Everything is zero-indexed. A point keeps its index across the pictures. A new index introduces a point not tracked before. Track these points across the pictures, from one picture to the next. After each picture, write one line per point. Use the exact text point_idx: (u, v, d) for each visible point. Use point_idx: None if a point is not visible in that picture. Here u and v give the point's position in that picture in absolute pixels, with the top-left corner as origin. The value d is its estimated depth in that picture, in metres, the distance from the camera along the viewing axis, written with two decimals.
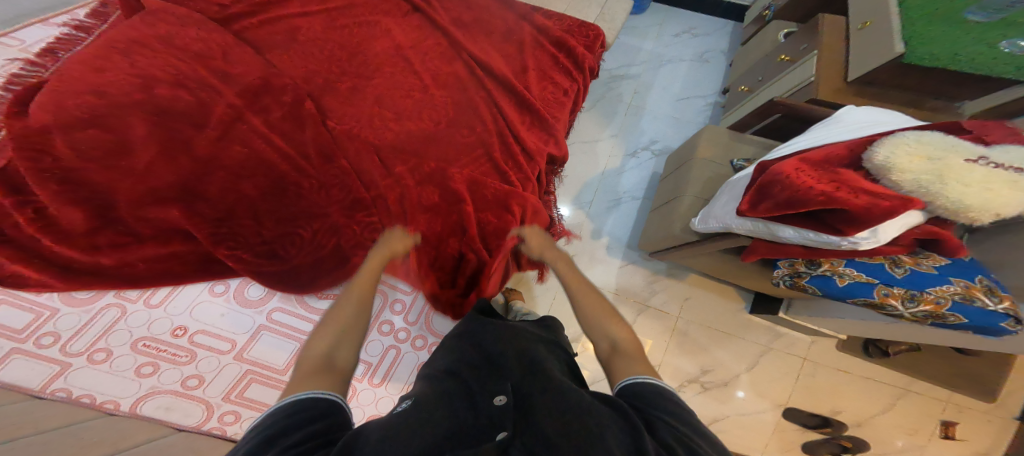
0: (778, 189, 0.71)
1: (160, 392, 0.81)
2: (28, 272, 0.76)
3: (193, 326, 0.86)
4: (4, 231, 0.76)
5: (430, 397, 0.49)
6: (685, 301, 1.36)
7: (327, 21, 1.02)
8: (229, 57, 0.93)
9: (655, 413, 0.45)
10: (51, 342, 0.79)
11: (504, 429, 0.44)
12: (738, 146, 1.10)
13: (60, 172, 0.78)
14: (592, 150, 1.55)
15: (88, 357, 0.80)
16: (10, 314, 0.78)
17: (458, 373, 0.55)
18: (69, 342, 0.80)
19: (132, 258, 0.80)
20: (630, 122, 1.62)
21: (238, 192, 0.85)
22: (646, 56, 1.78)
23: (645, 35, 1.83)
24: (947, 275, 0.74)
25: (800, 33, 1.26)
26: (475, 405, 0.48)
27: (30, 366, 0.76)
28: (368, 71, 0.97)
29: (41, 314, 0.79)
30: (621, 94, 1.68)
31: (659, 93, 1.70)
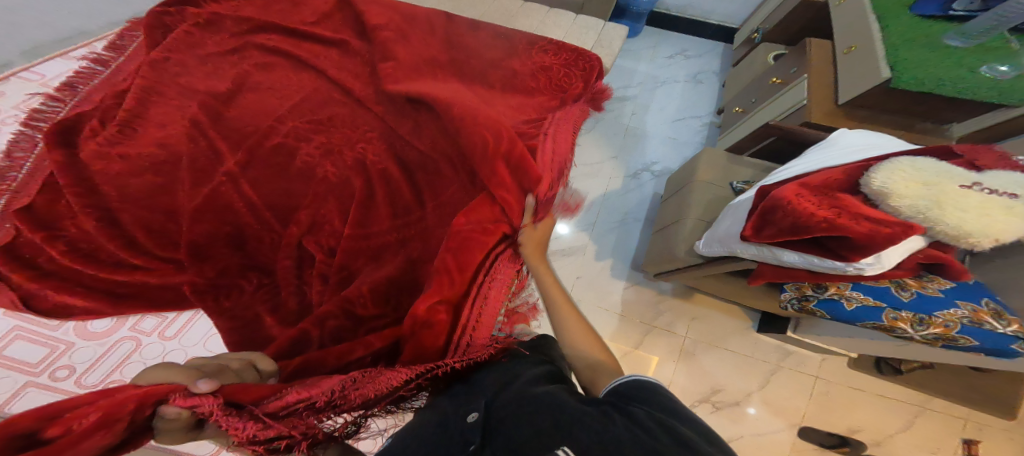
0: (780, 215, 0.73)
1: None
2: (71, 299, 0.80)
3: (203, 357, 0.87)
4: (40, 264, 0.81)
5: (418, 432, 0.58)
6: (691, 322, 1.36)
7: (336, 59, 1.09)
8: (248, 97, 1.00)
9: (636, 403, 0.50)
10: (66, 375, 0.83)
11: (474, 442, 0.52)
12: (736, 168, 1.12)
13: (95, 210, 0.84)
14: (593, 173, 1.58)
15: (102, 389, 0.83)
16: (29, 349, 0.83)
17: (442, 401, 0.64)
18: (83, 374, 0.84)
19: (175, 282, 0.84)
20: (629, 143, 1.65)
21: (245, 221, 0.86)
22: (642, 78, 1.83)
23: (639, 57, 1.89)
24: (952, 298, 0.75)
25: (789, 57, 1.31)
26: (456, 424, 0.56)
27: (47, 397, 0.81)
28: (376, 103, 1.02)
29: (56, 348, 0.85)
30: (618, 116, 1.72)
31: (655, 114, 1.74)
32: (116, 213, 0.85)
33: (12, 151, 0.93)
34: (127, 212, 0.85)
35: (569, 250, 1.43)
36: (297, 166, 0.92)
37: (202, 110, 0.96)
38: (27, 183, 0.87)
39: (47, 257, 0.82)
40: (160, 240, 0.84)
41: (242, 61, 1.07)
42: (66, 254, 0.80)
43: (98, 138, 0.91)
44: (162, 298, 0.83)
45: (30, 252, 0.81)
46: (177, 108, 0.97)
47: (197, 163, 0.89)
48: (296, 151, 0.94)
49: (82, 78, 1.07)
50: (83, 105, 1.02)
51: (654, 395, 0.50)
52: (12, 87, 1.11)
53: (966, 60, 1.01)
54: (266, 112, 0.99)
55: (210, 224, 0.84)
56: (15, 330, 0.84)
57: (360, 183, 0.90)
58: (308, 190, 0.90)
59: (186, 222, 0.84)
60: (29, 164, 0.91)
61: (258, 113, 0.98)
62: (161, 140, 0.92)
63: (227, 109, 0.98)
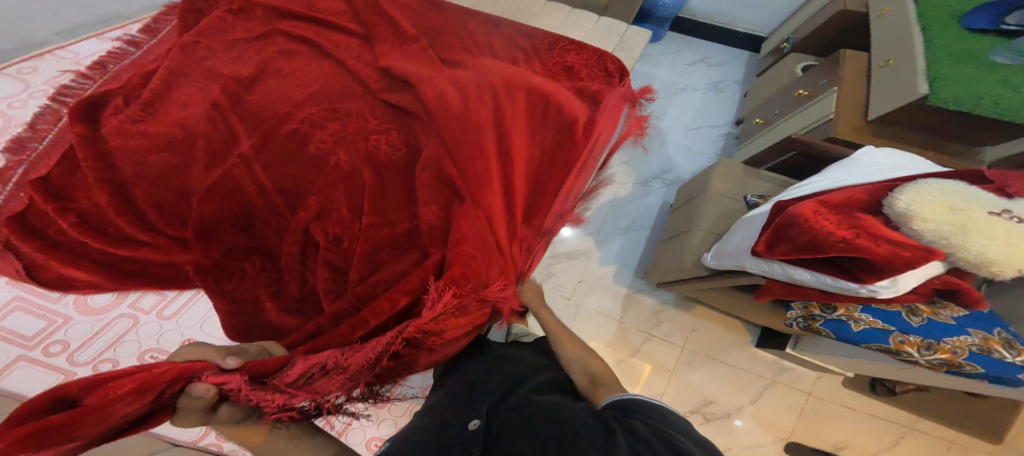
0: (796, 232, 0.70)
1: None
2: (77, 272, 0.82)
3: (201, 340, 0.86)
4: (50, 235, 0.83)
5: (418, 436, 0.57)
6: (691, 333, 1.32)
7: (357, 50, 1.10)
8: (267, 82, 1.02)
9: (637, 416, 0.50)
10: (59, 351, 0.82)
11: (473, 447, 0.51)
12: (751, 181, 1.09)
13: (106, 186, 0.85)
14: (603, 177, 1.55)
15: (92, 367, 0.82)
16: (25, 320, 0.82)
17: (441, 408, 0.63)
18: (77, 351, 0.82)
19: (178, 261, 0.85)
20: (642, 150, 1.62)
21: (252, 205, 0.87)
22: (661, 84, 1.79)
23: (660, 62, 1.86)
24: (964, 326, 0.71)
25: (820, 69, 1.26)
26: (456, 431, 0.55)
27: (36, 373, 0.80)
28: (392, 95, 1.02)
29: (53, 322, 0.83)
30: None
31: (672, 121, 1.70)
32: (127, 189, 0.87)
33: (36, 124, 0.96)
34: (139, 189, 0.87)
35: (574, 254, 1.40)
36: (308, 153, 0.92)
37: (221, 94, 0.97)
38: (44, 155, 0.90)
39: (58, 228, 0.84)
40: (168, 219, 0.86)
41: (267, 48, 1.08)
42: (76, 226, 0.82)
43: (118, 116, 0.93)
44: (164, 277, 0.85)
45: (41, 223, 0.83)
46: (198, 90, 0.98)
47: (213, 144, 0.91)
48: (309, 138, 0.94)
49: (113, 57, 1.10)
50: (110, 83, 1.04)
51: (655, 413, 0.51)
52: (45, 63, 1.12)
53: (1010, 79, 0.96)
54: (284, 98, 1.00)
55: (219, 206, 0.85)
56: (14, 301, 0.83)
57: (368, 172, 0.90)
58: (318, 177, 0.90)
59: (197, 202, 0.85)
60: (50, 138, 0.94)
61: (276, 99, 1.00)
62: (178, 120, 0.93)
63: (247, 93, 1.00)
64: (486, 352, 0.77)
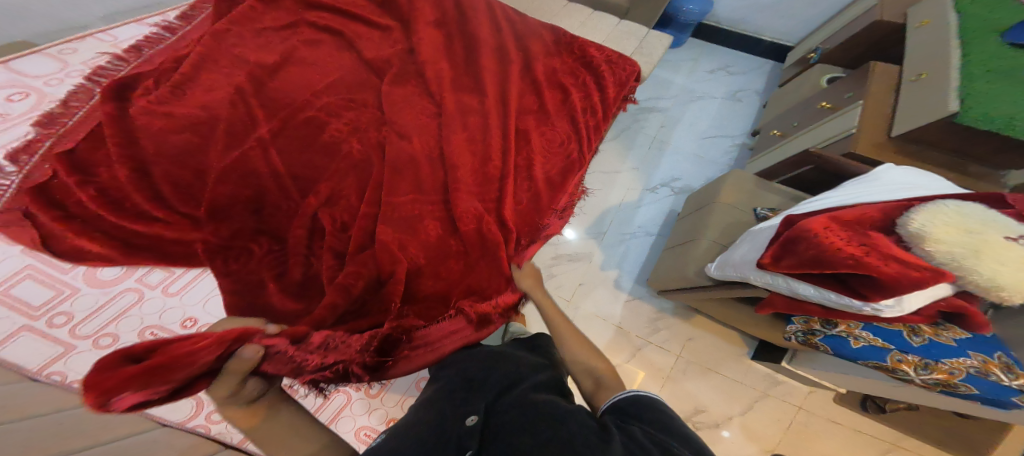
0: (803, 246, 0.68)
1: None
2: (88, 244, 0.84)
3: (202, 319, 0.89)
4: (69, 207, 0.86)
5: (413, 430, 0.57)
6: (687, 342, 1.30)
7: (379, 44, 1.12)
8: (289, 71, 1.04)
9: (637, 423, 0.49)
10: (63, 322, 0.83)
11: (469, 446, 0.50)
12: (761, 193, 1.06)
13: (126, 163, 0.88)
14: (609, 181, 1.54)
15: (92, 341, 0.83)
16: (35, 290, 0.84)
17: (439, 403, 0.62)
18: (79, 324, 0.84)
19: (188, 239, 0.88)
20: (652, 156, 1.60)
21: (264, 189, 0.89)
22: (677, 90, 1.77)
23: (678, 68, 1.83)
24: (965, 348, 0.68)
25: (845, 82, 1.22)
26: (452, 428, 0.55)
27: (37, 345, 0.80)
28: (408, 90, 1.04)
29: (61, 292, 0.85)
30: (646, 127, 1.67)
31: (685, 128, 1.67)
32: (145, 167, 0.90)
33: (69, 101, 1.00)
34: (156, 168, 0.89)
35: (576, 257, 1.39)
36: (322, 142, 0.95)
37: (244, 80, 1.00)
38: (72, 130, 0.94)
39: (76, 201, 0.87)
40: (183, 198, 0.89)
41: (292, 37, 1.11)
42: (94, 199, 0.85)
43: (144, 97, 0.96)
44: (173, 253, 0.87)
45: (61, 195, 0.87)
46: (222, 74, 1.01)
47: (234, 128, 0.94)
48: (324, 128, 0.96)
49: (149, 43, 1.13)
50: (141, 65, 1.08)
51: (654, 415, 0.50)
52: (86, 46, 1.17)
53: None
54: (304, 87, 1.03)
55: (232, 187, 0.88)
56: (26, 269, 0.85)
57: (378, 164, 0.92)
58: (331, 165, 0.92)
59: (212, 182, 0.87)
60: (81, 115, 0.97)
61: (296, 88, 1.02)
62: (200, 103, 0.96)
63: (270, 80, 1.02)
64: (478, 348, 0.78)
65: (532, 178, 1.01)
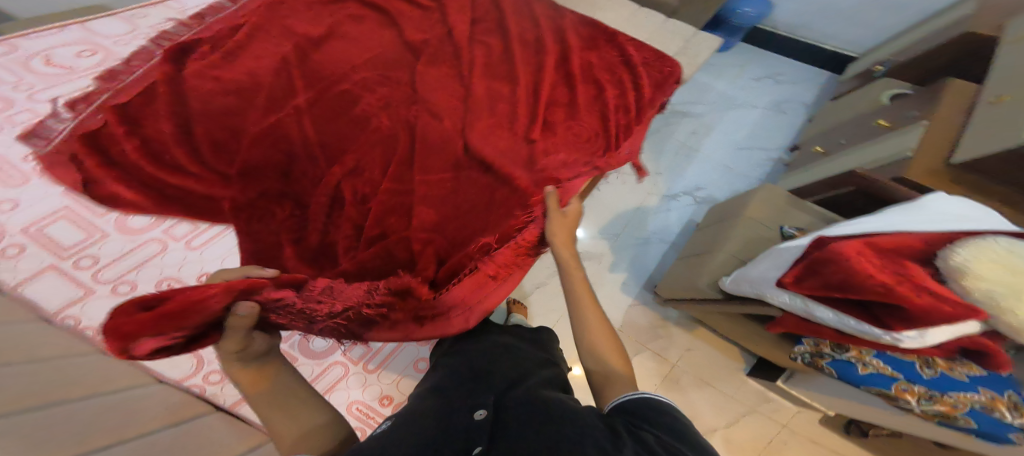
0: (831, 269, 0.65)
1: None
2: (129, 192, 0.91)
3: (214, 274, 0.99)
4: (115, 155, 0.93)
5: (420, 420, 0.55)
6: (685, 352, 1.25)
7: (423, 24, 1.13)
8: (333, 44, 1.07)
9: (645, 427, 0.48)
10: (87, 266, 0.96)
11: (476, 439, 0.48)
12: (790, 210, 1.00)
13: (175, 119, 0.95)
14: (633, 184, 1.48)
15: (111, 287, 0.95)
16: (67, 231, 0.97)
17: (444, 396, 0.61)
18: (102, 269, 0.96)
19: (214, 196, 0.92)
20: (678, 162, 1.53)
21: (290, 155, 0.93)
22: (717, 96, 1.68)
23: (721, 73, 1.74)
24: (976, 383, 0.64)
25: (914, 99, 1.12)
26: (459, 419, 0.53)
27: (60, 285, 0.93)
28: (443, 72, 1.05)
29: (91, 236, 0.98)
30: (677, 131, 1.60)
31: (719, 136, 1.59)
32: (189, 123, 0.95)
33: (133, 58, 1.08)
34: (197, 125, 0.95)
35: (587, 255, 1.36)
36: (353, 115, 0.97)
37: (290, 50, 1.04)
38: (126, 85, 1.00)
39: (119, 149, 0.93)
40: (219, 155, 0.93)
41: (341, 11, 1.13)
42: (138, 150, 0.92)
43: (198, 59, 1.02)
44: (202, 208, 0.93)
45: (108, 142, 0.93)
46: (269, 42, 1.05)
47: (275, 95, 0.98)
48: (356, 101, 0.99)
49: (212, 10, 1.19)
50: (199, 29, 1.14)
51: (662, 418, 0.49)
52: (159, 11, 1.25)
53: None
54: (344, 59, 1.05)
55: (264, 151, 0.92)
56: (62, 211, 0.98)
57: (403, 142, 0.94)
58: (358, 137, 0.95)
59: (246, 144, 0.92)
60: (140, 71, 1.04)
61: (338, 60, 1.05)
62: (247, 68, 1.00)
63: (314, 51, 1.05)
64: (483, 340, 0.79)
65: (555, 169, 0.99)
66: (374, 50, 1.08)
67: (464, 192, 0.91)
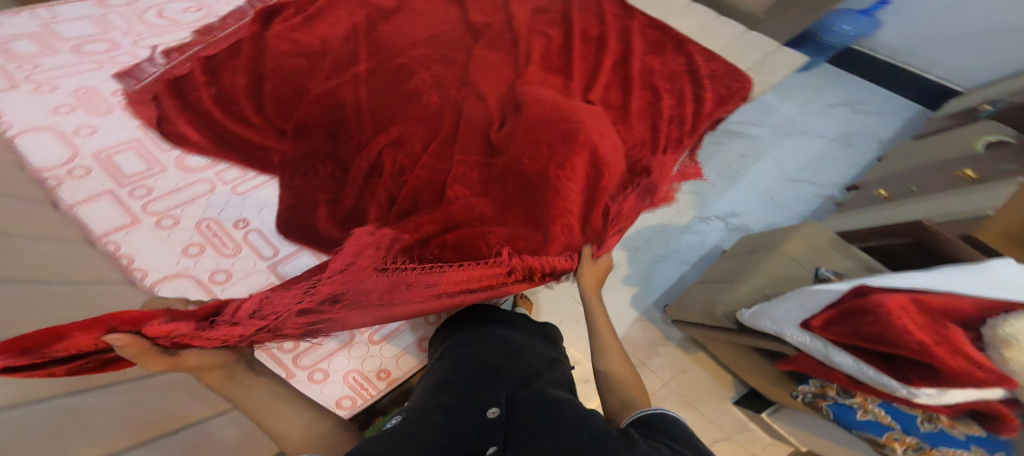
0: (868, 320, 0.60)
1: (182, 278, 0.83)
2: (194, 132, 1.01)
3: (254, 223, 0.93)
4: (194, 101, 1.05)
5: (425, 412, 0.54)
6: (679, 373, 1.17)
7: (487, 21, 1.19)
8: (402, 28, 1.16)
9: (657, 437, 0.47)
10: (140, 196, 0.91)
11: (490, 439, 0.47)
12: (831, 252, 0.92)
13: (253, 78, 1.07)
14: (664, 199, 1.39)
15: (155, 220, 0.89)
16: (132, 161, 0.96)
17: (451, 387, 0.59)
18: (151, 201, 0.91)
19: (266, 147, 1.01)
20: (719, 184, 1.42)
21: (339, 118, 1.00)
22: (779, 119, 1.55)
23: (788, 95, 1.61)
24: (970, 445, 0.60)
25: (1010, 152, 0.99)
26: (469, 416, 0.51)
27: (108, 212, 0.88)
28: (497, 64, 1.09)
29: (151, 169, 0.96)
30: (725, 151, 1.48)
31: (770, 163, 1.47)
32: (262, 81, 1.06)
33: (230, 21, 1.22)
34: (269, 84, 1.05)
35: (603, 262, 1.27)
36: (406, 91, 1.02)
37: (365, 32, 1.14)
38: (215, 40, 1.14)
39: (199, 97, 1.05)
40: (280, 112, 1.02)
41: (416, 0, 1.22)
42: (215, 99, 1.04)
43: (282, 27, 1.14)
44: (251, 155, 1.00)
45: (193, 90, 1.06)
46: (347, 21, 1.15)
47: (340, 67, 1.07)
48: (412, 78, 1.05)
49: None
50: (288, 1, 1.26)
51: (670, 428, 0.49)
52: None
53: None
54: (408, 42, 1.12)
55: (320, 112, 1.00)
56: (133, 143, 0.98)
57: (448, 121, 0.97)
58: (406, 110, 1.00)
59: (306, 104, 1.01)
60: (231, 31, 1.17)
61: (403, 43, 1.12)
62: (323, 41, 1.11)
63: (383, 34, 1.14)
64: (490, 329, 0.74)
65: None
66: (438, 37, 1.15)
67: (487, 176, 0.89)
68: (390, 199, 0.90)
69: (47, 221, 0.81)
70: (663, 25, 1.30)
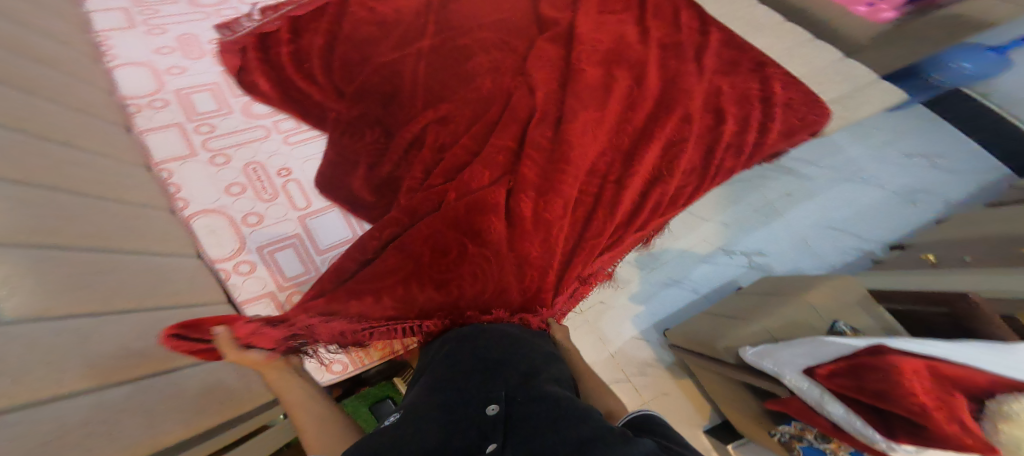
0: (875, 378, 0.56)
1: (219, 212, 0.92)
2: (263, 83, 1.10)
3: (294, 172, 1.01)
4: (270, 53, 1.13)
5: (420, 412, 0.46)
6: (659, 394, 1.10)
7: (556, 13, 1.20)
8: (473, 11, 1.19)
9: (657, 434, 0.44)
10: (204, 132, 1.02)
11: (489, 436, 0.42)
12: (857, 309, 0.84)
13: (328, 40, 1.14)
14: (691, 224, 1.31)
15: (211, 156, 0.99)
16: (206, 100, 1.07)
17: (446, 383, 0.53)
18: (213, 138, 1.02)
19: (323, 105, 1.08)
20: (753, 220, 1.33)
21: (396, 88, 1.06)
22: (837, 162, 1.44)
23: (853, 136, 1.49)
24: None
25: None
26: (468, 413, 0.46)
27: (174, 142, 0.99)
28: (558, 58, 1.11)
29: (219, 110, 1.06)
30: (767, 187, 1.39)
31: (815, 207, 1.36)
32: (336, 45, 1.14)
33: None
34: (341, 47, 1.13)
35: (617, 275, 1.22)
36: (464, 74, 1.07)
37: (438, 11, 1.19)
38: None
39: (275, 50, 1.14)
40: (343, 75, 1.09)
41: None
42: (289, 55, 1.12)
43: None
44: (307, 111, 1.08)
45: (272, 43, 1.14)
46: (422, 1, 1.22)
47: (407, 41, 1.13)
48: (475, 60, 1.09)
49: None
50: None
51: (664, 425, 0.46)
52: None
53: None
54: (474, 25, 1.16)
55: (381, 81, 1.06)
56: (210, 85, 1.09)
57: (497, 108, 1.01)
58: (459, 90, 1.04)
59: (369, 71, 1.08)
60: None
61: (469, 25, 1.16)
62: (397, 17, 1.18)
63: (453, 15, 1.18)
64: (479, 331, 0.68)
65: (622, 179, 1.00)
66: (505, 24, 1.17)
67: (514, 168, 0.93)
68: (421, 173, 0.94)
69: (117, 144, 0.90)
70: (741, 43, 1.24)
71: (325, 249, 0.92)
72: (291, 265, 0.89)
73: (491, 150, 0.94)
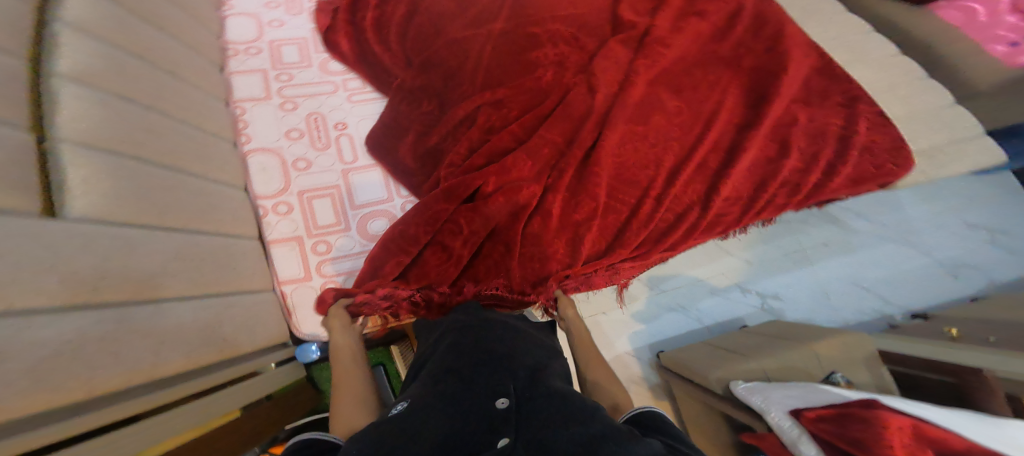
0: (859, 429, 0.63)
1: (276, 152, 1.04)
2: (344, 43, 1.19)
3: (349, 128, 1.10)
4: (357, 18, 1.22)
5: (426, 404, 0.50)
6: None
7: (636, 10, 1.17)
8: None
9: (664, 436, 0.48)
10: (284, 79, 1.14)
11: (502, 432, 0.45)
12: (858, 364, 0.85)
13: (409, 9, 1.20)
14: (712, 253, 1.26)
15: (282, 102, 1.11)
16: (292, 52, 1.18)
17: (456, 371, 0.56)
18: (290, 85, 1.13)
19: (393, 73, 1.16)
20: (778, 264, 1.26)
21: (463, 63, 1.10)
22: (891, 220, 1.31)
23: (919, 194, 1.34)
24: None
25: None
26: (478, 406, 0.49)
27: (254, 85, 1.11)
28: (628, 57, 1.09)
29: (301, 62, 1.17)
30: (806, 233, 1.29)
31: (850, 263, 1.27)
32: (415, 15, 1.19)
33: None
34: (420, 16, 1.18)
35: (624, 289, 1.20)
36: (527, 61, 1.09)
37: None
38: None
39: (362, 15, 1.23)
40: (415, 48, 1.16)
41: None
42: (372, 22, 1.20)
43: None
44: (377, 76, 1.16)
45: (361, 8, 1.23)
46: None
47: (482, 20, 1.16)
48: (541, 48, 1.10)
49: None
50: None
51: (663, 424, 0.50)
52: None
53: None
54: (551, 12, 1.16)
55: (449, 55, 1.11)
56: (300, 40, 1.20)
57: (551, 100, 1.03)
58: (519, 76, 1.07)
59: (439, 45, 1.13)
60: None
61: (545, 11, 1.16)
62: None
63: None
64: (478, 323, 0.71)
65: (661, 196, 1.00)
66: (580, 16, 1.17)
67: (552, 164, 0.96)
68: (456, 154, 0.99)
69: (209, 80, 1.04)
70: (837, 71, 1.13)
71: (359, 203, 1.02)
72: (324, 213, 1.00)
73: (538, 141, 0.96)
